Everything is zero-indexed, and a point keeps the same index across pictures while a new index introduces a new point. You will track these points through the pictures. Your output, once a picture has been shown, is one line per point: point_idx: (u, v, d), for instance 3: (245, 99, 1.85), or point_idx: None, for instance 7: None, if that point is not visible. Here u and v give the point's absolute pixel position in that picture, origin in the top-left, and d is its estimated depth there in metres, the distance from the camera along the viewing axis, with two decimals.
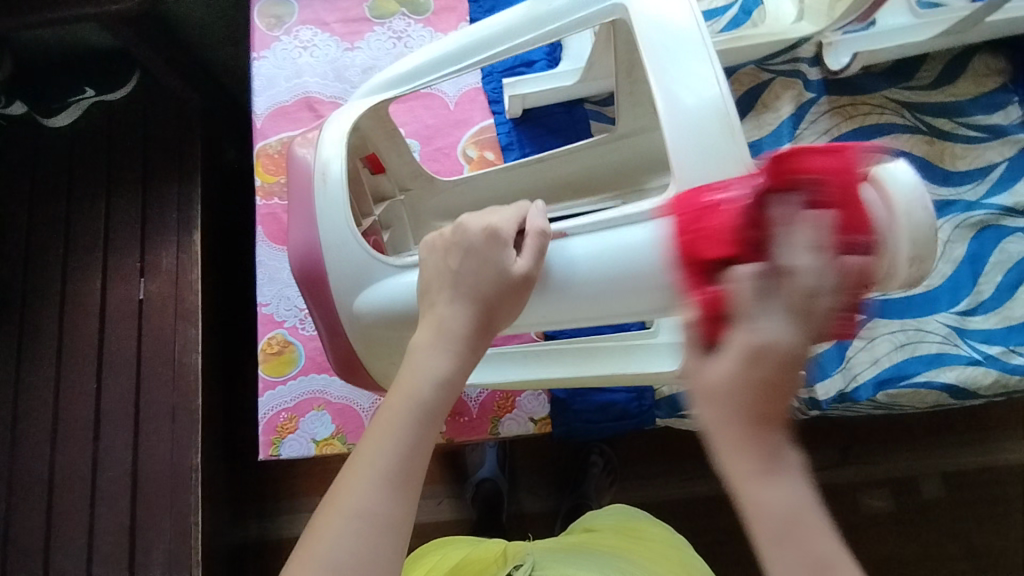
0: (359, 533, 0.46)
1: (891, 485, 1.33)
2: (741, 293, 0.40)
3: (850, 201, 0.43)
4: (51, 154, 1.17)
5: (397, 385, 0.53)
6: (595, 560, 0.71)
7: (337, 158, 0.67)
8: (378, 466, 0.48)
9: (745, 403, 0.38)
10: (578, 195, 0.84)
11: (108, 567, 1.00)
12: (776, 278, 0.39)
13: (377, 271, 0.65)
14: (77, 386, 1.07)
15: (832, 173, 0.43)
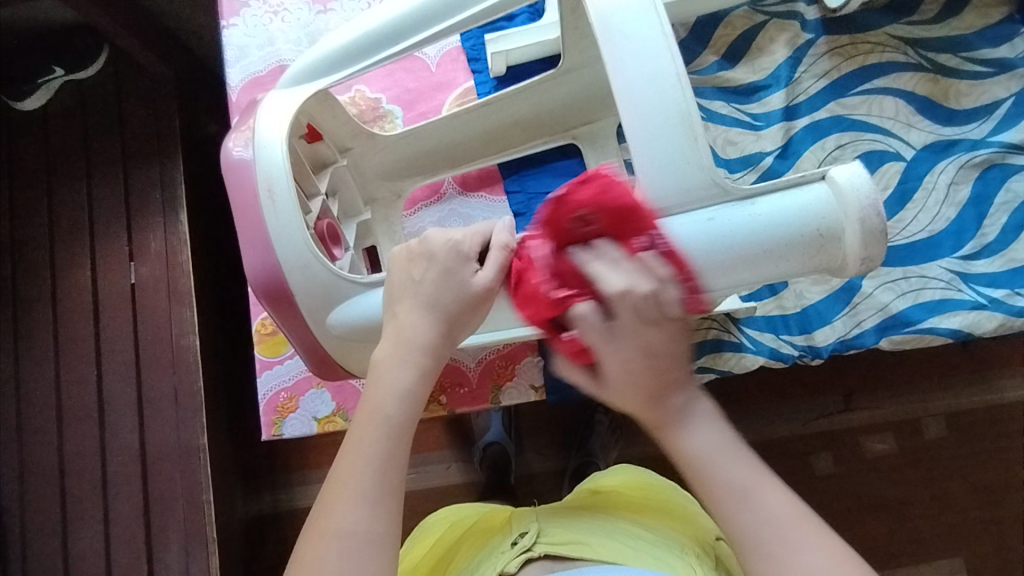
0: (346, 549, 0.50)
1: (895, 428, 1.35)
2: (587, 328, 0.51)
3: (621, 221, 0.51)
4: (27, 138, 1.14)
5: (367, 402, 0.56)
6: (597, 521, 0.73)
7: (283, 170, 0.59)
8: (358, 484, 0.52)
9: (640, 385, 0.53)
10: (529, 134, 0.80)
11: (127, 546, 1.02)
12: (600, 309, 0.50)
13: (344, 288, 0.61)
14: (77, 373, 1.06)
15: (598, 202, 0.51)
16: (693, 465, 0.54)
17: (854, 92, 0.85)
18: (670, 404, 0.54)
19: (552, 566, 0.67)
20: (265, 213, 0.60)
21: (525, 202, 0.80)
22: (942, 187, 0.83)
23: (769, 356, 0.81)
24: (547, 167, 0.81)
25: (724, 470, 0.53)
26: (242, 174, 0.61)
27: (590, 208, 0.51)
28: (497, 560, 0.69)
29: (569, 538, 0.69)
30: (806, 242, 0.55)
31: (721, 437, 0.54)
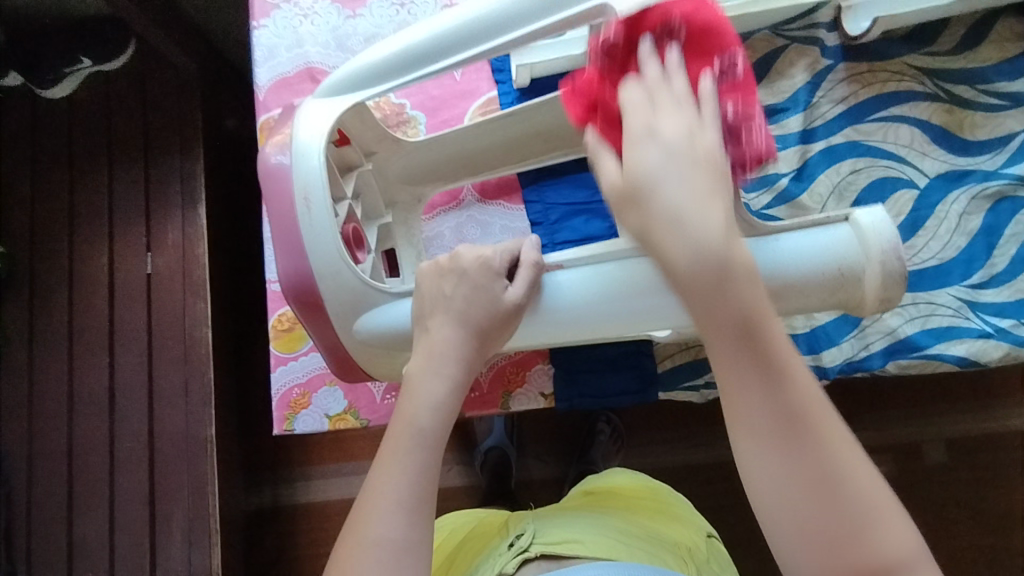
0: (382, 559, 0.51)
1: (895, 451, 1.36)
2: (643, 95, 0.52)
3: (699, 44, 0.55)
4: (51, 126, 1.15)
5: (399, 413, 0.58)
6: (592, 524, 0.73)
7: (320, 179, 0.61)
8: (394, 494, 0.54)
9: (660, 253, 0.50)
10: (551, 146, 0.80)
11: (131, 533, 1.03)
12: (654, 84, 0.53)
13: (373, 298, 0.63)
14: (90, 359, 1.08)
15: (690, 17, 0.55)
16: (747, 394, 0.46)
17: (870, 118, 0.87)
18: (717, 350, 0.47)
19: (549, 564, 0.68)
20: (300, 219, 0.61)
21: (543, 213, 0.82)
22: (954, 216, 0.84)
23: None
24: (568, 179, 0.83)
25: (801, 412, 0.46)
26: (278, 179, 0.62)
27: (681, 17, 0.55)
28: (494, 561, 0.70)
29: (564, 538, 0.70)
30: (827, 280, 0.56)
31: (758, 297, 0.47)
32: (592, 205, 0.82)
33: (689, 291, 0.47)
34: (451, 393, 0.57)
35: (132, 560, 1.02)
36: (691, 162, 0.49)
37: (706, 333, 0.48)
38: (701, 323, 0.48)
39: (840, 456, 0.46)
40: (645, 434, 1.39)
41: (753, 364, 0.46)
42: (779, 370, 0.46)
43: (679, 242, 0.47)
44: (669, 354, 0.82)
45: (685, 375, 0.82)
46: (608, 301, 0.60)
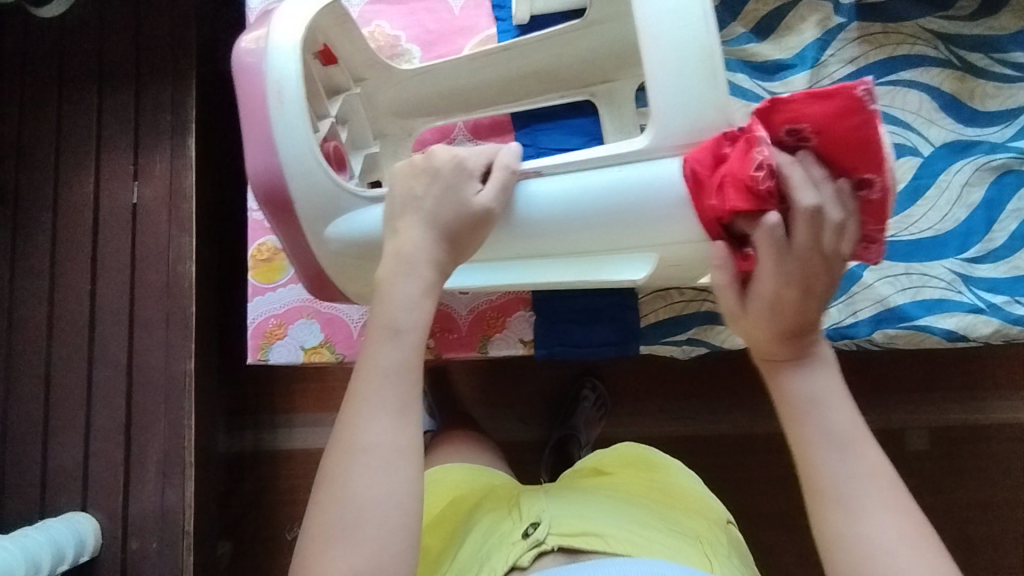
0: (372, 459, 0.56)
1: (878, 437, 1.36)
2: (765, 240, 0.58)
3: (850, 147, 0.57)
4: (41, 45, 1.12)
5: (376, 315, 0.61)
6: (609, 513, 0.72)
7: (293, 74, 0.59)
8: (380, 399, 0.58)
9: (782, 318, 0.63)
10: (546, 86, 0.78)
11: (105, 461, 1.03)
12: (805, 217, 0.57)
13: (343, 203, 0.63)
14: (71, 286, 1.06)
15: (829, 126, 0.56)
16: (797, 403, 0.66)
17: (879, 81, 0.84)
18: (800, 343, 0.66)
19: (566, 559, 0.67)
20: (271, 115, 0.60)
21: (534, 157, 0.80)
22: (955, 187, 0.82)
23: None
24: (561, 123, 0.80)
25: (849, 489, 0.61)
26: (250, 73, 0.61)
27: (812, 121, 0.57)
28: (508, 552, 0.68)
29: (582, 530, 0.69)
30: (818, 199, 0.59)
31: (823, 384, 0.66)
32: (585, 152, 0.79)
33: (785, 391, 0.67)
34: (427, 292, 0.60)
35: (106, 488, 1.02)
36: (798, 309, 0.62)
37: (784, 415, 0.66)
38: (799, 409, 0.66)
39: (862, 491, 0.60)
40: (625, 405, 1.40)
41: (809, 454, 0.63)
42: (823, 456, 0.62)
43: (776, 371, 0.67)
44: (653, 309, 0.81)
45: (668, 329, 0.81)
46: (581, 217, 0.63)
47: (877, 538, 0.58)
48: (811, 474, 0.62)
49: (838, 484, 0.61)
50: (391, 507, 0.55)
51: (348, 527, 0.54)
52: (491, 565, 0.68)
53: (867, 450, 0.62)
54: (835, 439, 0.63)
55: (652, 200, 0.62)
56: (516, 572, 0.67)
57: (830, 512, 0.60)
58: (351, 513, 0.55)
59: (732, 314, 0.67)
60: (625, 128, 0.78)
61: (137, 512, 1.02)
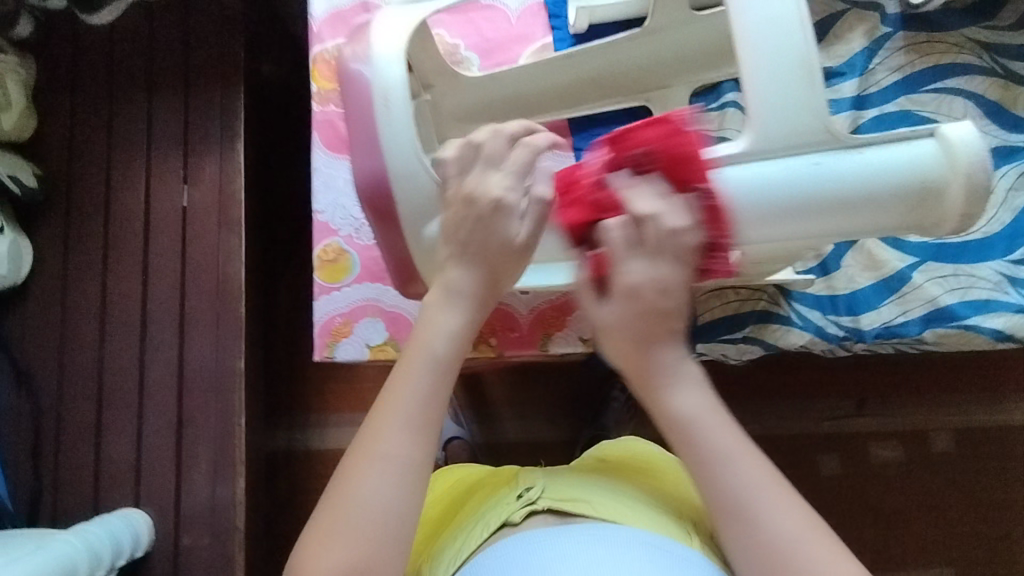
0: (391, 472, 0.58)
1: (901, 437, 1.39)
2: (620, 240, 0.59)
3: (677, 165, 0.58)
4: (90, 50, 1.13)
5: (417, 339, 0.64)
6: (605, 484, 0.76)
7: (398, 81, 0.63)
8: (402, 412, 0.60)
9: (636, 332, 0.62)
10: (605, 92, 0.80)
11: (157, 458, 1.05)
12: (636, 225, 0.57)
13: (445, 203, 0.64)
14: (123, 288, 1.08)
15: (659, 144, 0.58)
16: (682, 421, 0.63)
17: (925, 89, 0.87)
18: (659, 360, 0.63)
19: (554, 520, 0.71)
20: (378, 121, 0.63)
21: None
22: (1001, 191, 0.84)
23: (814, 334, 0.83)
24: (618, 129, 0.83)
25: (745, 496, 0.60)
26: (355, 82, 0.64)
27: (643, 148, 0.59)
28: (502, 509, 0.73)
29: (573, 495, 0.73)
30: (906, 195, 0.60)
31: (705, 400, 0.64)
32: None
33: (665, 412, 0.64)
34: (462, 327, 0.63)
35: (158, 484, 1.05)
36: (654, 323, 0.61)
37: (671, 432, 0.64)
38: (672, 425, 0.63)
39: (784, 518, 0.60)
40: None
41: (723, 475, 0.61)
42: (726, 475, 0.61)
43: (659, 391, 0.64)
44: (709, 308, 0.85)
45: (725, 327, 0.84)
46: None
47: (777, 536, 0.59)
48: (702, 485, 0.62)
49: (730, 497, 0.61)
50: (394, 514, 0.58)
51: (355, 523, 0.57)
52: (485, 520, 0.73)
53: (756, 461, 0.62)
54: (735, 497, 0.60)
55: (755, 201, 0.61)
56: (507, 528, 0.72)
57: (730, 532, 0.61)
58: (355, 515, 0.57)
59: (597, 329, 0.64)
60: None
61: (188, 508, 1.05)
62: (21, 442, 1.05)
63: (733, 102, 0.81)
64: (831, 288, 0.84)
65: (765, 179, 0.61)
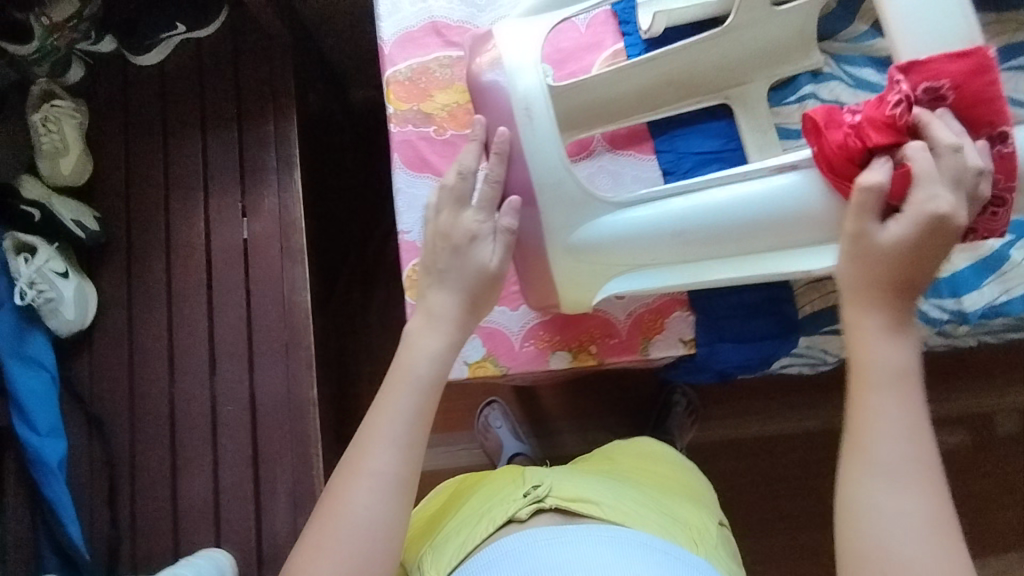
0: (375, 489, 0.57)
1: (966, 422, 1.37)
2: (921, 168, 0.54)
3: (976, 103, 0.58)
4: (141, 90, 1.14)
5: (398, 364, 0.63)
6: (612, 490, 0.71)
7: (540, 92, 0.64)
8: (390, 433, 0.59)
9: (893, 264, 0.54)
10: (683, 94, 0.80)
11: (235, 495, 1.03)
12: (942, 154, 0.54)
13: (597, 208, 0.66)
14: (190, 325, 1.07)
15: (962, 80, 0.57)
16: (868, 373, 0.54)
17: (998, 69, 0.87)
18: (902, 305, 0.55)
19: (561, 519, 0.66)
20: (522, 133, 0.64)
21: (675, 162, 0.81)
22: None
23: (918, 321, 0.77)
24: (697, 128, 0.82)
25: (892, 463, 0.52)
26: (494, 97, 0.65)
27: (953, 84, 0.58)
28: (508, 505, 0.68)
29: (579, 495, 0.68)
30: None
31: (906, 366, 0.54)
32: (723, 154, 0.81)
33: (859, 359, 0.55)
34: (443, 350, 0.62)
35: (239, 521, 1.03)
36: (923, 258, 0.54)
37: (852, 384, 0.55)
38: (856, 371, 0.55)
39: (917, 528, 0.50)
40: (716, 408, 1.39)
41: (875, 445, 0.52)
42: (871, 496, 0.51)
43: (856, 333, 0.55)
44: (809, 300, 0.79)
45: (826, 321, 0.79)
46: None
47: (902, 552, 0.49)
48: (858, 426, 0.54)
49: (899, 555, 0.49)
50: (382, 530, 0.56)
51: (337, 544, 0.55)
52: (489, 517, 0.68)
53: (930, 482, 0.51)
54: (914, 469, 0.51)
55: None
56: (513, 524, 0.67)
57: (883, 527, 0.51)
58: (344, 531, 0.56)
59: (851, 242, 0.56)
60: (761, 128, 0.80)
61: (271, 544, 1.03)
62: (99, 487, 1.05)
63: (812, 94, 0.80)
64: (929, 271, 0.78)
65: None
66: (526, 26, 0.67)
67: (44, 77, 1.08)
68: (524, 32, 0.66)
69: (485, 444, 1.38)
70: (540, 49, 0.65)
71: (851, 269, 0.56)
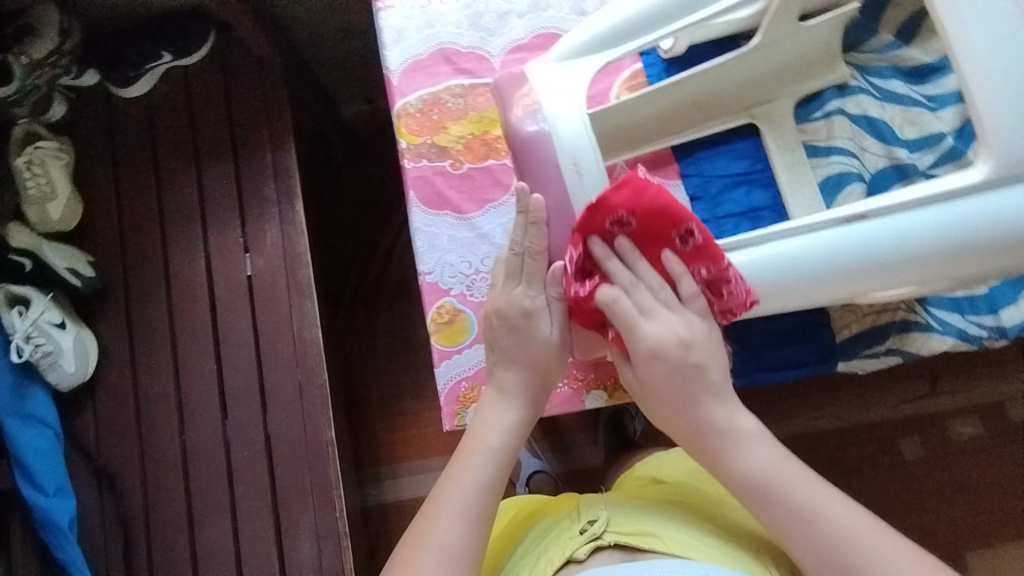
0: (444, 561, 0.55)
1: (981, 411, 1.32)
2: (625, 309, 0.62)
3: (654, 218, 0.62)
4: (128, 124, 1.08)
5: (470, 436, 0.63)
6: (672, 515, 0.66)
7: (587, 144, 0.65)
8: (459, 506, 0.58)
9: (669, 380, 0.61)
10: (709, 115, 0.78)
11: (257, 541, 1.00)
12: (627, 295, 0.62)
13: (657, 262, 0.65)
14: (197, 368, 1.03)
15: (633, 205, 0.61)
16: (747, 484, 0.60)
17: None
18: (713, 420, 0.61)
19: (622, 556, 0.62)
20: (570, 186, 0.65)
21: (700, 185, 0.78)
22: None
23: (957, 338, 0.76)
24: (723, 150, 0.79)
25: (779, 487, 0.59)
26: (539, 148, 0.66)
27: (626, 210, 0.61)
28: (564, 546, 0.64)
29: (640, 529, 0.63)
30: None
31: (768, 449, 0.61)
32: (751, 175, 0.79)
33: (730, 474, 0.61)
34: (518, 423, 0.64)
35: (262, 569, 0.99)
36: (679, 375, 0.61)
37: (744, 495, 0.60)
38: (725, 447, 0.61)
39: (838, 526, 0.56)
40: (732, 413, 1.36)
41: (783, 500, 0.58)
42: (809, 521, 0.57)
43: (721, 453, 0.61)
44: (846, 323, 0.78)
45: (864, 344, 0.78)
46: (926, 253, 0.60)
47: None
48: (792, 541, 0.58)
49: None
50: None
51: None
52: (547, 555, 0.64)
53: (829, 494, 0.58)
54: (839, 559, 0.56)
55: (957, 240, 0.60)
56: (572, 565, 0.62)
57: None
58: None
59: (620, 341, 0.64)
60: (789, 146, 0.77)
61: None
62: (113, 542, 1.01)
63: (839, 110, 0.78)
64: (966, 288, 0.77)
65: (985, 214, 0.59)
66: (557, 75, 0.67)
67: (25, 117, 1.03)
68: (556, 82, 0.67)
69: None
70: (583, 99, 0.66)
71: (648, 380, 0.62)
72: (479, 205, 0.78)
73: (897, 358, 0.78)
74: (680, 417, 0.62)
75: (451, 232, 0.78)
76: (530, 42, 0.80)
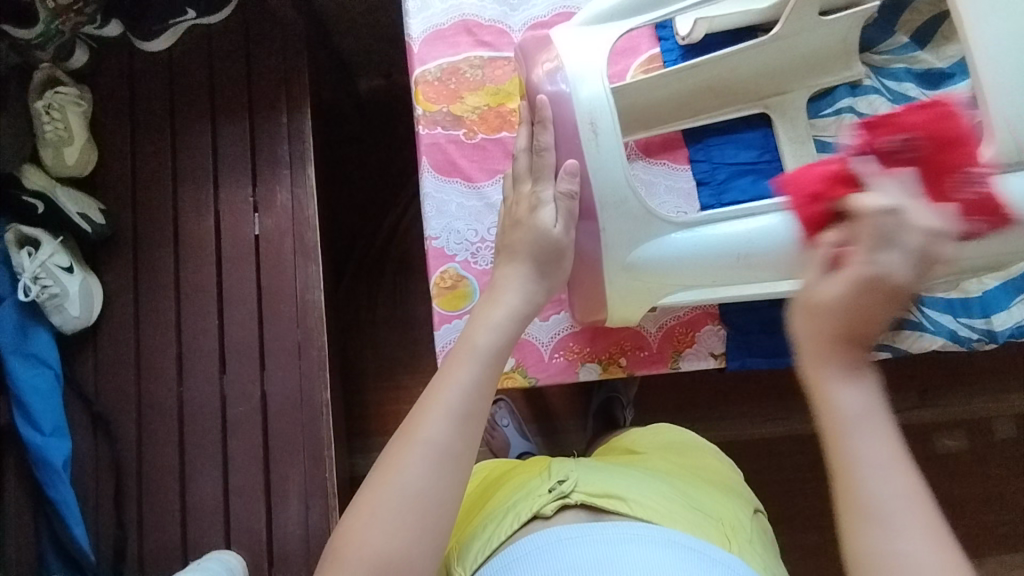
0: (427, 455, 0.54)
1: (968, 426, 1.32)
2: (868, 233, 0.43)
3: (943, 141, 0.50)
4: (149, 78, 1.09)
5: (463, 338, 0.62)
6: (638, 482, 0.68)
7: (605, 105, 0.65)
8: (447, 402, 0.56)
9: (843, 317, 0.44)
10: (722, 101, 0.79)
11: (245, 495, 1.01)
12: (873, 224, 0.43)
13: (657, 227, 0.67)
14: (199, 322, 1.05)
15: (928, 127, 0.50)
16: (838, 423, 0.44)
17: None
18: (846, 353, 0.45)
19: (587, 516, 0.62)
20: (586, 145, 0.66)
21: (709, 171, 0.80)
22: None
23: (946, 339, 0.78)
24: (734, 138, 0.81)
25: (864, 443, 0.43)
26: (557, 109, 0.66)
27: (909, 133, 0.50)
28: (532, 501, 0.64)
29: (608, 491, 0.64)
30: None
31: (874, 404, 0.45)
32: (759, 166, 0.80)
33: (819, 401, 0.45)
34: (511, 325, 0.63)
35: (250, 522, 1.01)
36: (867, 314, 0.44)
37: (826, 434, 0.45)
38: (828, 425, 0.45)
39: None
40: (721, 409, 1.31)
41: (865, 465, 0.43)
42: (872, 487, 0.42)
43: (826, 379, 0.45)
44: None
45: None
46: None
47: None
48: (848, 487, 0.43)
49: None
50: (427, 500, 0.53)
51: (389, 512, 0.53)
52: (515, 511, 0.64)
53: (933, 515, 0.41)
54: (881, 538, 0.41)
55: None
56: (537, 522, 0.63)
57: None
58: (395, 504, 0.53)
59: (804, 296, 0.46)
60: (800, 139, 0.79)
61: (282, 544, 1.01)
62: (105, 487, 1.03)
63: (850, 108, 0.79)
64: (960, 290, 0.79)
65: None
66: (580, 35, 0.69)
67: (47, 62, 1.04)
68: (578, 42, 0.68)
69: (491, 443, 1.27)
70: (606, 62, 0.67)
71: (803, 321, 0.46)
72: (489, 175, 0.80)
73: (888, 353, 0.80)
74: (822, 329, 0.45)
75: (460, 199, 0.79)
76: (551, 19, 0.81)
